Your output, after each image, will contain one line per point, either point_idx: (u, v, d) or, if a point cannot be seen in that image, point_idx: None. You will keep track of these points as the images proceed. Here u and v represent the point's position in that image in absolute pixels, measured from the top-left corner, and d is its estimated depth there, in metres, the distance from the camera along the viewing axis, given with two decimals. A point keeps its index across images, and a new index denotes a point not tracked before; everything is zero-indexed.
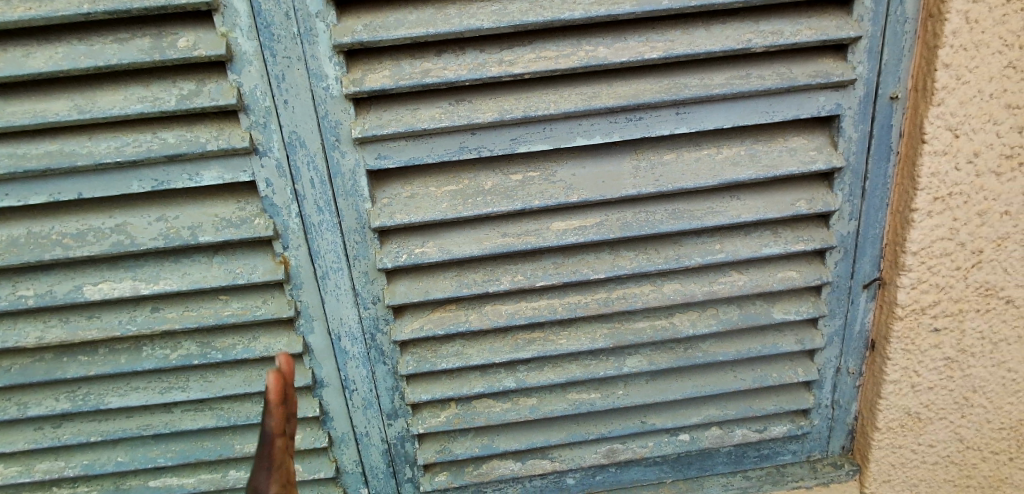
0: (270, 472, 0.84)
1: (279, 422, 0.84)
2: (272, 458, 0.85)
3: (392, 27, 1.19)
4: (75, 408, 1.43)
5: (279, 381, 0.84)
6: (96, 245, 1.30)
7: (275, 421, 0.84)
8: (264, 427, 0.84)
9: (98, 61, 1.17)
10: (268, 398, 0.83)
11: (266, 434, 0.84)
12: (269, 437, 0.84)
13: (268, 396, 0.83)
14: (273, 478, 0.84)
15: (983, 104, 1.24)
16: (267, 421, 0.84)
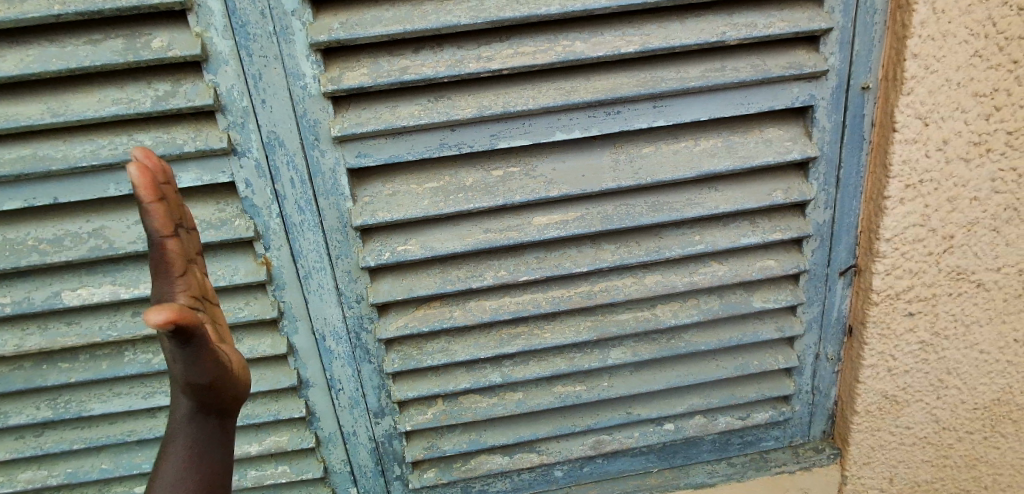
0: (171, 280, 0.82)
1: (160, 220, 0.80)
2: (165, 261, 0.81)
3: (369, 24, 1.19)
4: (57, 416, 1.41)
5: (143, 172, 0.78)
6: (74, 250, 1.28)
7: (153, 217, 0.79)
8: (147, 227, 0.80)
9: (70, 64, 1.16)
10: (137, 194, 0.78)
11: (151, 237, 0.80)
12: (155, 239, 0.80)
13: (138, 193, 0.78)
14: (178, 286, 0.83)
15: (951, 93, 1.27)
16: (147, 219, 0.79)
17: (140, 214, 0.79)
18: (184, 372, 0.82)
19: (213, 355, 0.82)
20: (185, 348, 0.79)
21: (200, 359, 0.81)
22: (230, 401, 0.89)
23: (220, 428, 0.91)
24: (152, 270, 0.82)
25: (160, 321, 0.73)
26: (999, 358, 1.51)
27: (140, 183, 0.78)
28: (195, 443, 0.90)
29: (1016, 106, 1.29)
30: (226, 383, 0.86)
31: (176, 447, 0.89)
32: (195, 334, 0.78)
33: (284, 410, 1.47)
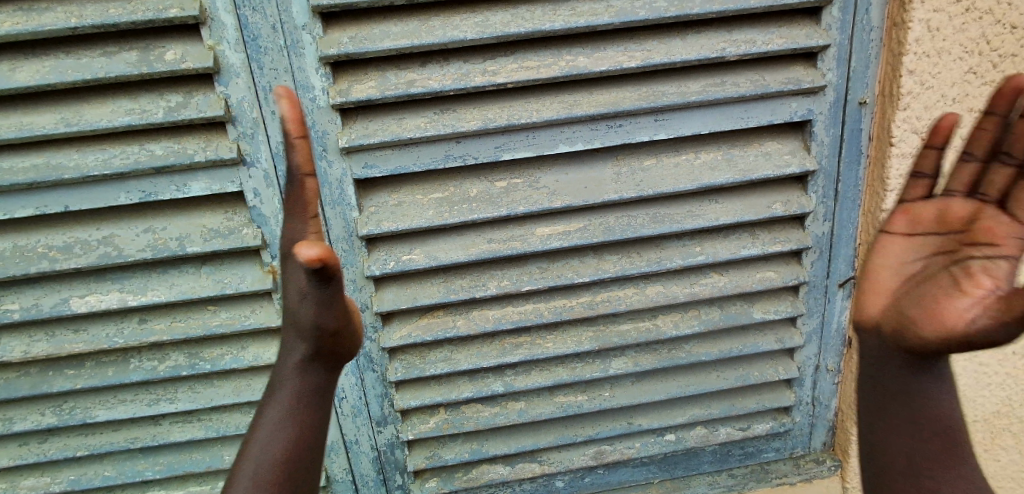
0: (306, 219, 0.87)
1: (304, 159, 0.85)
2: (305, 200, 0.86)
3: (377, 39, 1.22)
4: (62, 422, 1.42)
5: (294, 112, 0.85)
6: (83, 257, 1.30)
7: (298, 156, 0.84)
8: (291, 166, 0.85)
9: (86, 75, 1.19)
10: (286, 132, 0.84)
11: (293, 175, 0.85)
12: (297, 177, 0.85)
13: (287, 132, 0.84)
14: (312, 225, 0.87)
15: (946, 109, 1.30)
16: (292, 157, 0.84)
17: (286, 152, 0.84)
18: (313, 311, 0.88)
19: (340, 298, 0.89)
20: (322, 285, 0.86)
21: (331, 299, 0.88)
22: (340, 354, 0.95)
23: (328, 380, 0.95)
24: (290, 209, 0.87)
25: (312, 257, 0.81)
26: (998, 371, 1.52)
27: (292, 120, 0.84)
28: (305, 391, 0.93)
29: None
30: (344, 331, 0.92)
31: (286, 392, 0.93)
32: (334, 272, 0.85)
33: None
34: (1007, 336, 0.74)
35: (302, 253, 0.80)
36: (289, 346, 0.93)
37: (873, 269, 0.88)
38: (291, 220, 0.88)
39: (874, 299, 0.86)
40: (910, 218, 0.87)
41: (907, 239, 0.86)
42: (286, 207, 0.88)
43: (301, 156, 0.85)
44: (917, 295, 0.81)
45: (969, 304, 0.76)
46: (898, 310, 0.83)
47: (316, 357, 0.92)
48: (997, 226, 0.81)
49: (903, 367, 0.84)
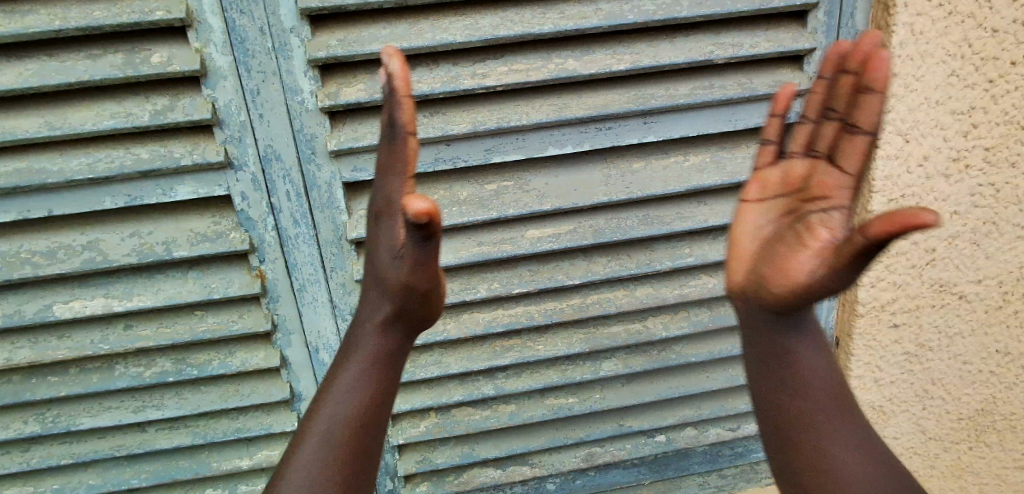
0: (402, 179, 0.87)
1: (409, 115, 0.85)
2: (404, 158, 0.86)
3: (366, 42, 1.22)
4: (45, 430, 1.40)
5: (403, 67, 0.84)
6: (67, 262, 1.29)
7: (404, 111, 0.84)
8: (395, 121, 0.85)
9: (70, 78, 1.17)
10: (395, 87, 0.84)
11: (397, 131, 0.85)
12: (400, 133, 0.85)
13: (396, 86, 0.84)
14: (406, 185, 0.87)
15: (931, 111, 1.31)
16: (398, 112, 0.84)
17: (392, 106, 0.85)
18: (407, 271, 0.89)
19: (433, 263, 0.89)
20: (422, 248, 0.86)
21: (426, 262, 0.88)
22: (420, 319, 0.97)
23: (403, 345, 0.98)
24: (388, 166, 0.87)
25: (422, 210, 0.78)
26: (982, 369, 1.54)
27: (402, 79, 0.84)
28: (384, 351, 0.96)
29: (992, 124, 1.33)
30: (429, 296, 0.94)
31: (363, 352, 0.95)
32: (435, 234, 0.82)
33: (276, 423, 1.47)
34: (842, 281, 0.72)
35: (411, 208, 0.77)
36: (372, 308, 0.96)
37: (733, 242, 0.89)
38: (390, 180, 0.88)
39: (738, 269, 0.87)
40: (761, 185, 0.89)
41: (759, 205, 0.88)
42: (384, 167, 0.88)
43: (407, 116, 0.85)
44: (774, 255, 0.80)
45: (807, 258, 0.76)
46: (759, 272, 0.83)
47: (396, 317, 0.96)
48: (829, 179, 0.80)
49: (774, 332, 0.86)
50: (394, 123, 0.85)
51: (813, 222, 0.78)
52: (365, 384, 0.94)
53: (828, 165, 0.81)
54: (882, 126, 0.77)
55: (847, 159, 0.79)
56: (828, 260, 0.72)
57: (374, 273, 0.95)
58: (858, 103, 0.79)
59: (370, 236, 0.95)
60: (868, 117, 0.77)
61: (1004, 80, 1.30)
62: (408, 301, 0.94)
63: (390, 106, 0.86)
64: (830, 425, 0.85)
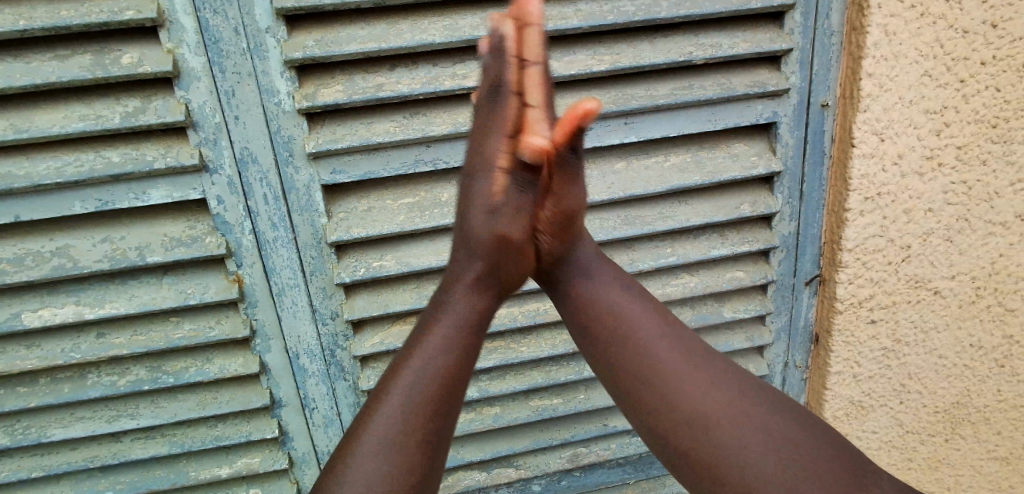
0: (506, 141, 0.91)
1: (518, 76, 0.89)
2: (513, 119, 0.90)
3: (344, 42, 1.20)
4: (14, 443, 1.35)
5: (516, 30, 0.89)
6: (35, 269, 1.25)
7: (513, 70, 0.89)
8: (504, 81, 0.90)
9: (36, 79, 1.14)
10: (508, 47, 0.88)
11: (505, 92, 0.90)
12: (509, 94, 0.90)
13: (509, 46, 0.89)
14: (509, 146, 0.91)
15: (905, 111, 1.33)
16: (507, 71, 0.89)
17: (501, 64, 0.89)
18: (511, 223, 0.95)
19: (536, 213, 0.97)
20: (523, 191, 0.94)
21: (523, 208, 0.95)
22: (509, 282, 1.00)
23: (490, 309, 0.98)
24: (492, 127, 0.91)
25: (540, 146, 0.88)
26: (956, 362, 1.57)
27: (513, 40, 0.89)
28: (472, 313, 0.96)
29: (964, 123, 1.36)
30: (525, 255, 0.98)
31: (453, 312, 0.95)
32: (541, 174, 0.93)
33: (256, 431, 1.44)
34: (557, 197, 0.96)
35: (527, 144, 0.87)
36: (464, 269, 0.98)
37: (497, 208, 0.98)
38: (493, 140, 0.91)
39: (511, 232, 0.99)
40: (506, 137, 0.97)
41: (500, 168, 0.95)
42: (485, 125, 0.92)
43: (514, 75, 0.89)
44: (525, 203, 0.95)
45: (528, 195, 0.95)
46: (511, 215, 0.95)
47: (488, 278, 0.97)
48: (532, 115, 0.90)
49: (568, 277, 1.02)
50: (502, 82, 0.90)
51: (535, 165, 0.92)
52: (452, 347, 0.92)
53: (523, 106, 0.90)
54: (544, 53, 0.89)
55: (530, 91, 0.89)
56: (552, 190, 0.96)
57: (467, 231, 0.97)
58: (520, 38, 0.89)
59: (459, 195, 0.98)
60: (531, 50, 0.89)
61: (975, 79, 1.32)
62: (503, 257, 0.97)
63: (497, 62, 0.90)
64: (665, 364, 0.92)
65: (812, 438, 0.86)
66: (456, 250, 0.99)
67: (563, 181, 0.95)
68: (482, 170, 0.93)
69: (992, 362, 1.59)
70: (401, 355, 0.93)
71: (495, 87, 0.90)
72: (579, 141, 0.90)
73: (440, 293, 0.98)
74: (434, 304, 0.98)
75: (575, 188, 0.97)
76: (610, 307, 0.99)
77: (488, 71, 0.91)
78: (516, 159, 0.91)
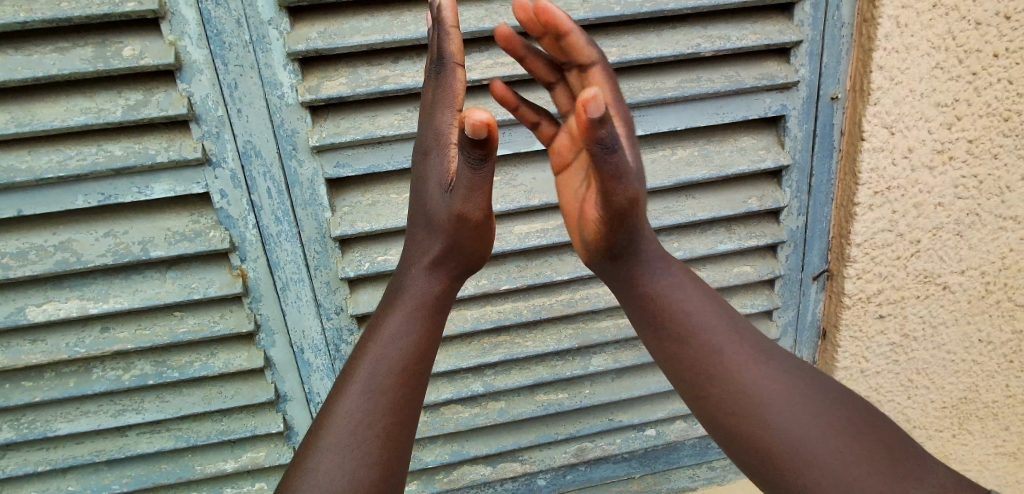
0: (452, 111, 0.98)
1: (456, 48, 0.97)
2: (454, 86, 0.97)
3: (347, 34, 1.19)
4: (20, 437, 1.36)
5: (451, 6, 0.97)
6: (39, 264, 1.24)
7: (450, 41, 0.97)
8: (444, 55, 0.97)
9: (36, 72, 1.12)
10: (443, 21, 0.97)
11: (446, 64, 0.97)
12: (449, 65, 0.97)
13: (444, 20, 0.97)
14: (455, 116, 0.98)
15: (916, 104, 1.31)
16: (446, 44, 0.96)
17: (440, 40, 0.97)
18: (461, 201, 0.97)
19: (488, 188, 0.95)
20: (477, 168, 0.91)
21: (478, 186, 0.94)
22: (466, 259, 1.03)
23: (451, 284, 1.02)
24: (439, 102, 0.98)
25: (481, 119, 0.83)
26: (965, 358, 1.57)
27: (450, 10, 0.97)
28: (428, 293, 0.99)
29: (975, 116, 1.34)
30: (480, 233, 1.01)
31: (411, 294, 0.99)
32: (490, 152, 0.89)
33: (261, 425, 1.44)
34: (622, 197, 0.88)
35: (473, 118, 0.83)
36: (421, 249, 1.02)
37: (565, 210, 1.06)
38: (440, 113, 0.98)
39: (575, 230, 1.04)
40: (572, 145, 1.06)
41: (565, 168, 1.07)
42: (434, 100, 0.99)
43: (455, 44, 0.97)
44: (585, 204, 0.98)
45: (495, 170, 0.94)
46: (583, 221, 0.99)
47: (447, 255, 1.01)
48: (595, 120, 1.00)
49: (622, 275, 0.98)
50: (443, 54, 0.97)
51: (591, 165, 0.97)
52: (411, 327, 0.95)
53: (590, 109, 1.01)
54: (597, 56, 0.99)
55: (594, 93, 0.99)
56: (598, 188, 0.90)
57: (429, 209, 1.02)
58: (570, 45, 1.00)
59: (416, 174, 1.04)
60: (584, 53, 0.99)
61: (987, 72, 1.30)
62: (459, 233, 0.99)
63: (438, 39, 0.98)
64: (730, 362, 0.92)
65: (869, 435, 0.88)
66: (415, 230, 1.03)
67: (607, 179, 0.85)
68: (433, 144, 1.00)
69: (1000, 357, 1.58)
70: (360, 347, 0.96)
71: (439, 61, 0.98)
72: (595, 134, 0.80)
73: (400, 276, 1.02)
74: (394, 287, 1.02)
75: (622, 184, 0.86)
76: (675, 310, 0.95)
77: (431, 49, 0.99)
78: (463, 136, 0.87)
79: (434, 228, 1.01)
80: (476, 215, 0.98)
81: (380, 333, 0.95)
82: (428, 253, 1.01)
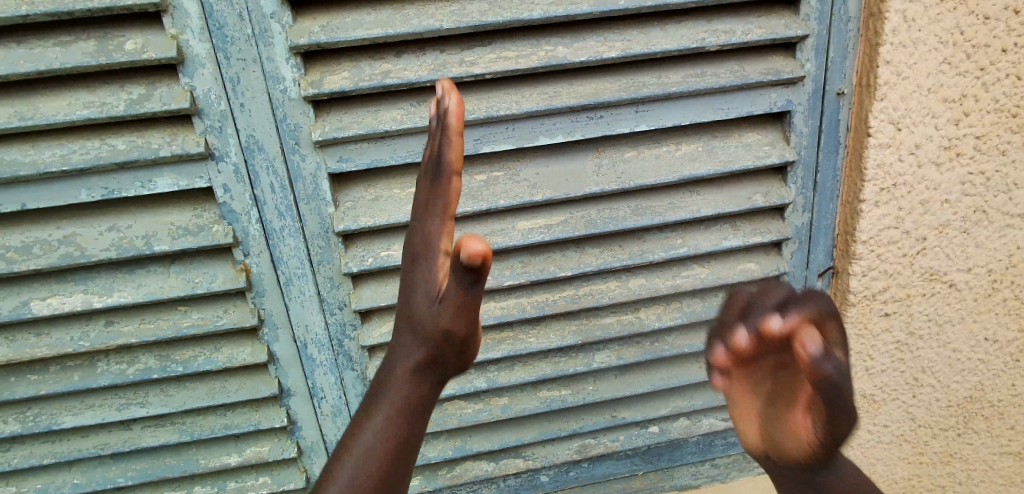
0: (443, 220, 0.91)
1: (456, 156, 0.90)
2: (447, 195, 0.90)
3: (350, 28, 1.18)
4: (26, 430, 1.36)
5: (458, 112, 0.91)
6: (43, 258, 1.24)
7: (451, 149, 0.90)
8: (443, 162, 0.90)
9: (40, 66, 1.12)
10: (448, 125, 0.90)
11: (443, 169, 0.90)
12: (446, 172, 0.90)
13: (449, 124, 0.90)
14: (444, 226, 0.91)
15: (923, 99, 1.30)
16: (444, 150, 0.90)
17: (442, 146, 0.91)
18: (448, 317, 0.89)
19: (475, 311, 0.89)
20: (467, 288, 0.87)
21: (467, 304, 0.88)
22: (451, 370, 0.94)
23: (432, 396, 0.93)
24: (429, 208, 0.92)
25: (479, 249, 0.81)
26: (971, 356, 1.56)
27: (455, 114, 0.90)
28: (409, 401, 0.91)
29: (983, 111, 1.32)
30: (466, 346, 0.92)
31: (390, 401, 0.91)
32: (482, 276, 0.84)
33: (265, 420, 1.45)
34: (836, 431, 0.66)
35: (468, 247, 0.81)
36: (404, 352, 0.93)
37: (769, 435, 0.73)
38: (429, 219, 0.92)
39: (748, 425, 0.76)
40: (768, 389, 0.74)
41: (745, 369, 0.76)
42: (427, 203, 0.92)
43: (455, 153, 0.90)
44: (774, 422, 0.72)
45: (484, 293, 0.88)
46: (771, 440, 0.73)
47: (429, 365, 0.92)
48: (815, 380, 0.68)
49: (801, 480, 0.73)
50: (443, 159, 0.90)
51: (802, 386, 0.69)
52: (384, 441, 0.88)
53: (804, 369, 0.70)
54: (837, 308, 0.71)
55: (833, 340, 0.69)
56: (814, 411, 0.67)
57: (414, 318, 0.93)
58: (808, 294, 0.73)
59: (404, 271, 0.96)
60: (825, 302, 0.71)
61: (995, 67, 1.29)
62: (444, 346, 0.91)
63: (440, 142, 0.92)
64: None
65: None
66: (401, 330, 0.94)
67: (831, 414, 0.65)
68: (422, 252, 0.93)
69: (1006, 356, 1.57)
70: (340, 449, 0.90)
71: (438, 165, 0.91)
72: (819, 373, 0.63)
73: (382, 376, 0.94)
74: (375, 388, 0.94)
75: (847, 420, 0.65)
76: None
77: (433, 149, 0.93)
78: (456, 259, 0.84)
79: (420, 333, 0.92)
80: (463, 332, 0.90)
81: (359, 436, 0.89)
82: (411, 359, 0.92)
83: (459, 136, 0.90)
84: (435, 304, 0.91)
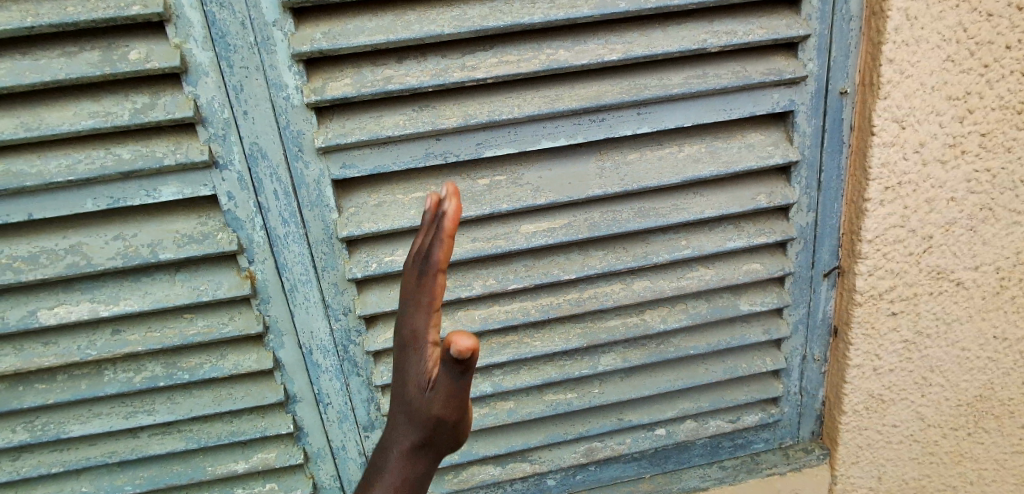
0: (427, 314, 0.73)
1: (444, 255, 0.71)
2: (431, 293, 0.72)
3: (351, 34, 1.18)
4: (34, 439, 1.37)
5: (454, 213, 0.70)
6: (50, 267, 1.25)
7: (439, 249, 0.71)
8: (430, 256, 0.72)
9: (45, 77, 1.13)
10: (442, 223, 0.71)
11: (428, 265, 0.71)
12: (430, 269, 0.71)
13: (442, 220, 0.71)
14: (429, 320, 0.74)
15: (926, 97, 1.29)
16: (433, 248, 0.71)
17: (432, 240, 0.72)
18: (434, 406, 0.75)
19: (466, 400, 0.74)
20: (454, 380, 0.72)
21: (453, 397, 0.73)
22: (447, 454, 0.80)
23: (429, 477, 0.81)
24: (415, 300, 0.74)
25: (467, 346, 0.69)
26: (980, 354, 1.54)
27: (450, 220, 0.70)
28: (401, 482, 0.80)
29: (988, 109, 1.32)
30: (460, 434, 0.77)
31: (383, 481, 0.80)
32: (468, 369, 0.70)
33: (271, 426, 1.45)
34: None
35: (457, 344, 0.68)
36: (396, 431, 0.81)
37: None
38: (413, 307, 0.74)
39: None
40: None
41: None
42: (412, 293, 0.75)
43: (442, 253, 0.71)
44: None
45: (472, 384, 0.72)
46: None
47: (420, 450, 0.79)
48: None
49: None
50: (431, 256, 0.71)
51: None
52: None
53: None
54: None
55: None
56: None
57: (405, 403, 0.79)
58: None
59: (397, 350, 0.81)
60: None
61: (999, 64, 1.28)
62: (437, 435, 0.77)
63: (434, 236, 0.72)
64: None
65: None
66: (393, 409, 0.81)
67: None
68: (410, 348, 0.76)
69: (1016, 354, 1.55)
70: None
71: (425, 261, 0.72)
72: None
73: (378, 453, 0.83)
74: (371, 464, 0.84)
75: None
76: None
77: (427, 238, 0.74)
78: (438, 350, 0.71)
79: (409, 416, 0.79)
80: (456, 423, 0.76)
81: None
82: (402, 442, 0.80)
83: (448, 240, 0.71)
84: (423, 391, 0.77)
